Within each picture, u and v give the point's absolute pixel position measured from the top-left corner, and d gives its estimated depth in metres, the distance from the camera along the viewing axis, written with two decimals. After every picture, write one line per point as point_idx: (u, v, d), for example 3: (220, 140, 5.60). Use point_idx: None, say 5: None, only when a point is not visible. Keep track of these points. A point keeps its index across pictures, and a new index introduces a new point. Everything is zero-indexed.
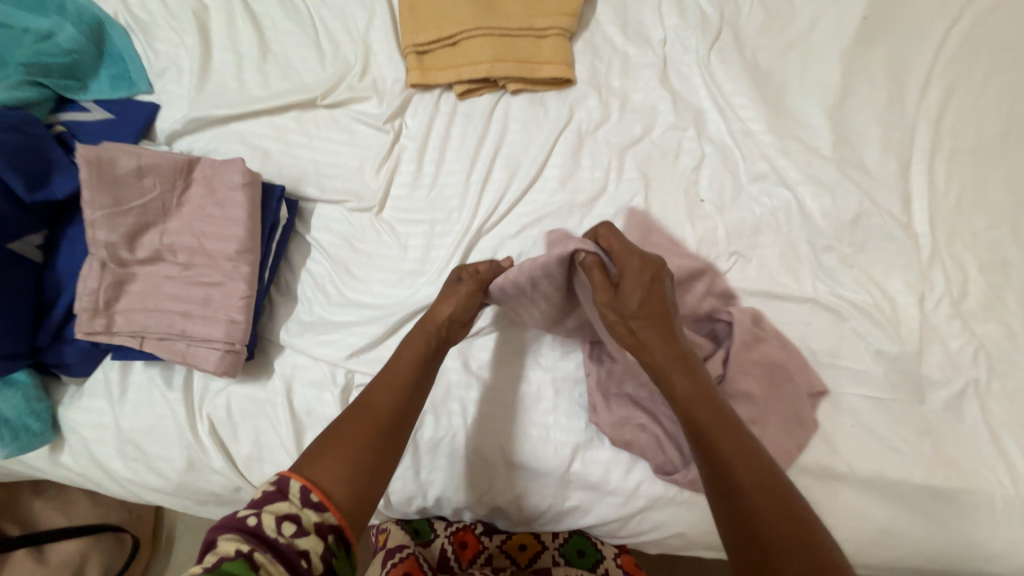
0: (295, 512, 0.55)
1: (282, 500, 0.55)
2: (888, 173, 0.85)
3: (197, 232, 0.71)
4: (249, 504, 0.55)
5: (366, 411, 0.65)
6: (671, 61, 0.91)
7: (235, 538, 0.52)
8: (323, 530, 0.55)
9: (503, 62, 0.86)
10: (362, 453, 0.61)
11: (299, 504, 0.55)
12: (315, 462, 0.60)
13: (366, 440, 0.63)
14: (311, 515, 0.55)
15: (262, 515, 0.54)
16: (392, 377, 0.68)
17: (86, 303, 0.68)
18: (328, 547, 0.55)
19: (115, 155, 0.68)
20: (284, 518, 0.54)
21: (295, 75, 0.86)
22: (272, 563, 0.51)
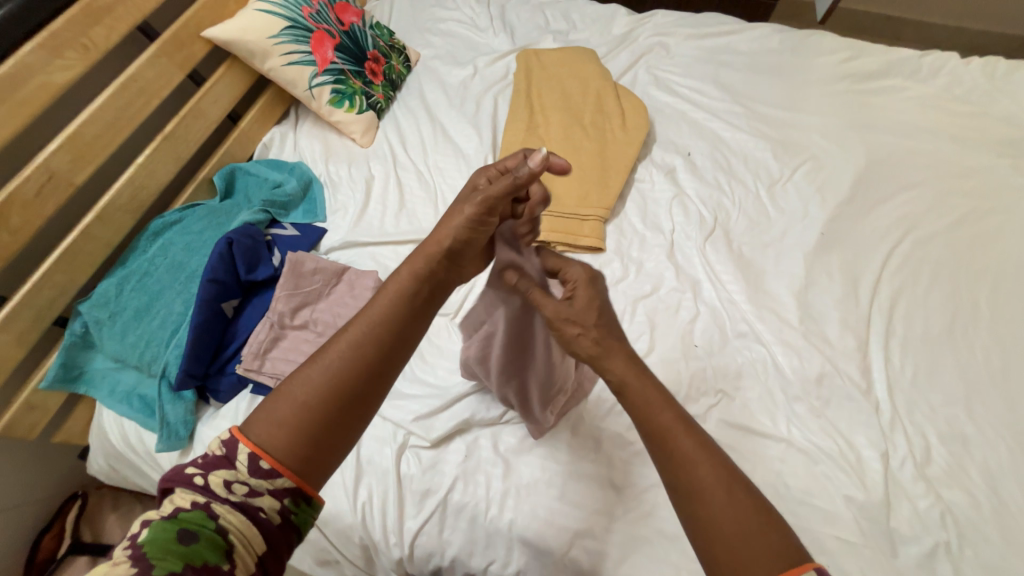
0: (245, 478, 0.55)
1: (230, 467, 0.55)
2: (846, 346, 1.08)
3: (335, 313, 1.05)
4: (199, 465, 0.56)
5: (323, 379, 0.60)
6: (677, 244, 1.26)
7: (189, 496, 0.53)
8: (278, 493, 0.55)
9: (556, 232, 1.25)
10: (318, 415, 0.58)
11: (250, 470, 0.54)
12: (267, 426, 0.57)
13: (323, 403, 0.58)
14: (262, 480, 0.55)
15: (210, 478, 0.55)
16: (356, 343, 0.63)
17: (253, 349, 1.00)
18: (286, 504, 0.55)
19: (304, 259, 1.07)
20: (234, 479, 0.54)
21: (417, 222, 1.29)
22: (229, 516, 0.53)
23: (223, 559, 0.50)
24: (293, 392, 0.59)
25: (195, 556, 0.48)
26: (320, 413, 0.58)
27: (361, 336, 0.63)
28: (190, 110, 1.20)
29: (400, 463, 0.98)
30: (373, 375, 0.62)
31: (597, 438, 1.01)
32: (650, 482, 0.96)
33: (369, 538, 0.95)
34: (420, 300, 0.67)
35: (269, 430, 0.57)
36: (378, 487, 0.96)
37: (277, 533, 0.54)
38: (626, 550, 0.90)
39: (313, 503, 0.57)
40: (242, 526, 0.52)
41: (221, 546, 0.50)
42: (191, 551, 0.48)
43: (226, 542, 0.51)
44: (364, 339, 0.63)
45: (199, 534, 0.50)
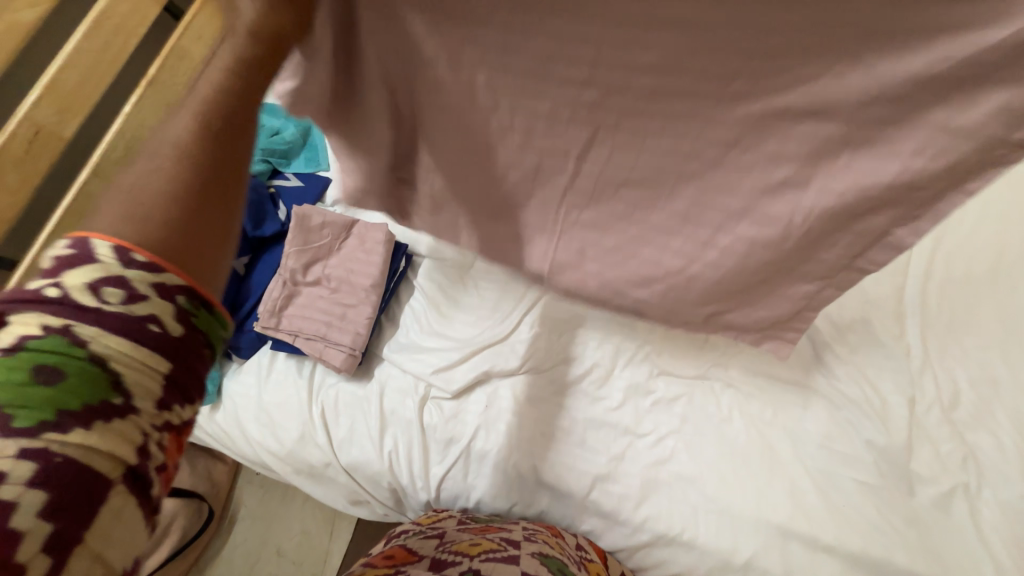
0: (117, 274, 0.36)
1: (88, 263, 0.36)
2: (880, 291, 1.03)
3: (347, 268, 1.02)
4: (43, 272, 0.37)
5: (171, 157, 0.40)
6: None
7: (32, 316, 0.35)
8: (166, 290, 0.38)
9: None
10: (180, 203, 0.39)
11: (119, 262, 0.36)
12: (111, 224, 0.38)
13: (171, 180, 0.40)
14: (140, 275, 0.37)
15: (65, 286, 0.36)
16: (190, 112, 0.42)
17: (268, 305, 0.99)
18: (182, 306, 0.38)
19: (310, 213, 1.02)
20: (102, 282, 0.36)
21: None
22: (100, 335, 0.35)
23: (115, 394, 0.35)
24: (136, 179, 0.40)
25: (62, 394, 0.33)
26: (175, 189, 0.40)
27: (199, 102, 0.42)
28: (173, 50, 1.10)
29: (422, 414, 1.00)
30: (235, 135, 0.42)
31: (618, 388, 1.01)
32: (670, 429, 0.97)
33: (398, 482, 0.99)
34: (264, 48, 0.43)
35: (121, 228, 0.38)
36: (402, 437, 0.99)
37: (183, 346, 0.38)
38: (647, 490, 0.93)
39: (218, 307, 0.41)
40: (125, 345, 0.36)
41: (98, 375, 0.34)
42: (58, 388, 0.33)
43: (108, 370, 0.35)
44: (204, 99, 0.42)
45: (62, 366, 0.34)
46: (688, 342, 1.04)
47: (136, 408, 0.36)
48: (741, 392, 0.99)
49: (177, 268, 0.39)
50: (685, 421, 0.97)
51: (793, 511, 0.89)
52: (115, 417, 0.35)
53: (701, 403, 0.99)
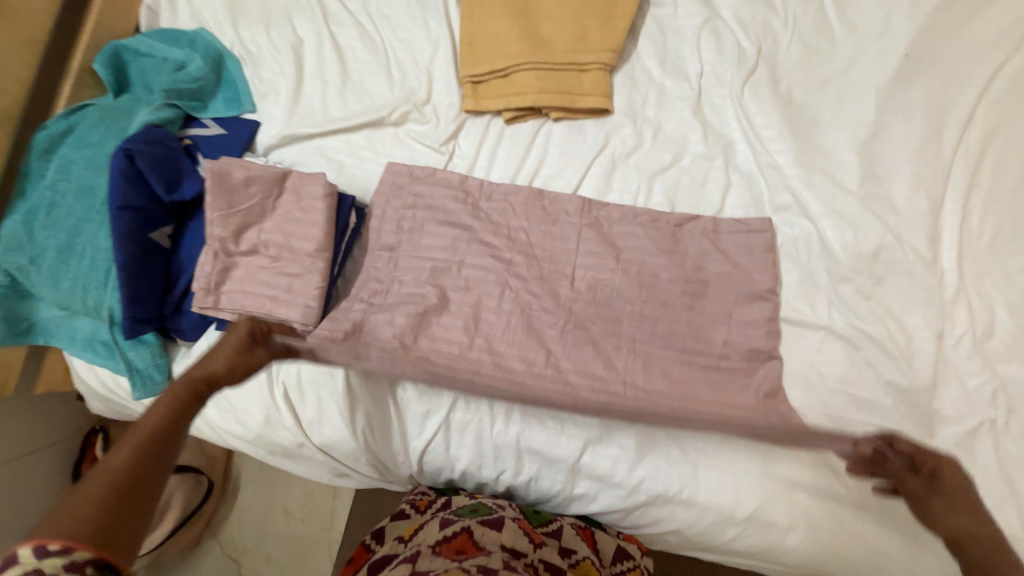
0: (37, 567, 0.48)
1: (17, 564, 0.48)
2: (913, 211, 0.87)
3: (286, 232, 0.87)
4: None
5: (107, 463, 0.57)
6: (705, 92, 0.96)
7: None
8: (74, 564, 0.48)
9: (548, 94, 0.95)
10: (108, 491, 0.54)
11: (36, 558, 0.48)
12: (47, 522, 0.51)
13: (107, 482, 0.55)
14: (54, 560, 0.48)
15: None
16: (133, 430, 0.61)
17: (201, 283, 0.85)
18: (88, 572, 0.48)
19: (230, 168, 0.84)
20: (25, 575, 0.47)
21: (369, 99, 1.01)
22: None
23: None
24: (62, 500, 0.53)
25: None
26: (103, 499, 0.53)
27: (136, 434, 0.60)
28: None
29: (398, 386, 0.91)
30: (169, 445, 0.61)
31: None
32: None
33: (378, 458, 0.93)
34: (190, 395, 0.68)
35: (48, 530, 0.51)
36: (375, 411, 0.90)
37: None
38: (643, 451, 0.86)
39: (123, 566, 0.51)
40: None
41: None
42: None
43: None
44: (144, 429, 0.61)
45: None
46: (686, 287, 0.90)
47: None
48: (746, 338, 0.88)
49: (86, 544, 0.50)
50: None
51: (800, 461, 0.83)
52: None
53: None
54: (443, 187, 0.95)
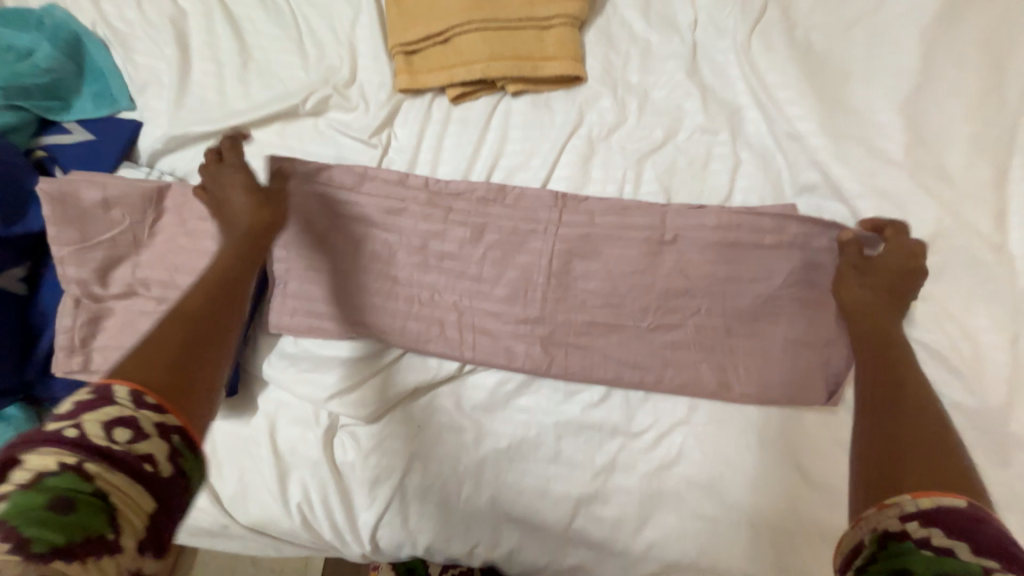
0: (127, 415, 0.41)
1: (109, 403, 0.41)
2: (976, 182, 0.68)
3: (168, 266, 0.66)
4: (59, 416, 0.41)
5: (184, 321, 0.50)
6: (702, 46, 0.75)
7: (52, 450, 0.38)
8: (167, 429, 0.42)
9: (501, 61, 0.74)
10: (188, 350, 0.48)
11: (131, 408, 0.41)
12: (129, 366, 0.44)
13: (188, 337, 0.48)
14: (149, 416, 0.42)
15: (83, 424, 0.40)
16: (207, 284, 0.54)
17: (63, 340, 0.65)
18: (176, 446, 0.42)
19: (79, 188, 0.63)
20: (114, 423, 0.40)
21: (277, 83, 0.80)
22: (109, 475, 0.39)
23: (107, 529, 0.37)
24: (144, 347, 0.46)
25: (75, 528, 0.36)
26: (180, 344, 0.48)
27: (211, 288, 0.54)
28: None
29: (332, 451, 0.72)
30: (237, 310, 0.55)
31: None
32: (676, 420, 0.70)
33: (321, 539, 0.74)
34: (255, 250, 0.60)
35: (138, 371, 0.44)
36: (311, 481, 0.72)
37: (174, 482, 0.42)
38: (648, 508, 0.68)
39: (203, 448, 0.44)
40: (126, 485, 0.39)
41: (99, 513, 0.37)
42: (71, 521, 0.36)
43: (109, 505, 0.38)
44: (212, 280, 0.55)
45: (73, 500, 0.37)
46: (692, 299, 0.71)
47: (122, 547, 0.38)
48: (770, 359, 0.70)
49: (177, 411, 0.44)
50: (694, 407, 0.70)
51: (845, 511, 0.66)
52: (104, 555, 0.37)
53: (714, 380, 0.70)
54: (386, 177, 0.74)
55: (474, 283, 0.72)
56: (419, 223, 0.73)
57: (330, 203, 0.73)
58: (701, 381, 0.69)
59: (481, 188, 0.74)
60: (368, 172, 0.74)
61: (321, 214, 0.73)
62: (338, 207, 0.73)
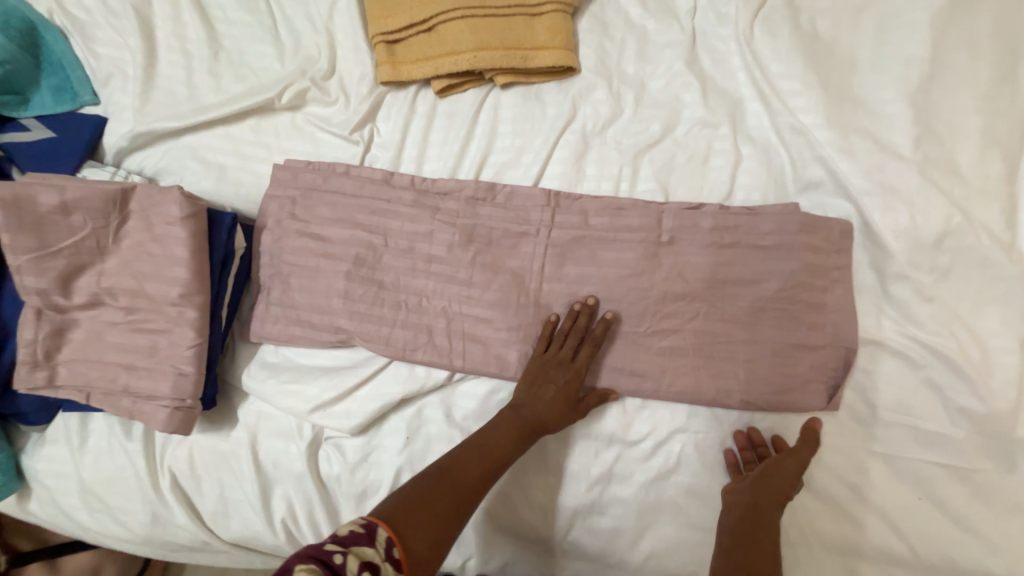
0: (378, 563, 0.48)
1: (369, 544, 0.49)
2: (986, 178, 0.65)
3: (137, 274, 0.62)
4: (335, 534, 0.49)
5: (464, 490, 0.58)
6: (702, 35, 0.71)
7: (313, 568, 0.44)
8: None
9: (489, 50, 0.69)
10: (447, 510, 0.56)
11: (383, 558, 0.49)
12: (406, 512, 0.54)
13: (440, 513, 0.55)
14: (389, 571, 0.49)
15: (348, 553, 0.47)
16: (476, 444, 0.62)
17: (24, 355, 0.61)
18: None
19: (34, 191, 0.58)
20: (368, 563, 0.47)
21: (251, 75, 0.75)
22: None
23: None
24: (418, 486, 0.57)
25: None
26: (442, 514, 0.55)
27: (490, 453, 0.61)
28: None
29: (317, 464, 0.69)
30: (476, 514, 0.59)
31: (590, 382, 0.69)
32: (674, 427, 0.67)
33: None
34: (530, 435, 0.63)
35: (404, 515, 0.54)
36: (296, 495, 0.69)
37: None
38: (646, 519, 0.66)
39: None
40: None
41: None
42: None
43: None
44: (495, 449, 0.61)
45: None
46: None
47: None
48: None
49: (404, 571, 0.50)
50: (693, 413, 0.67)
51: (843, 515, 0.65)
52: None
53: None
54: (375, 177, 0.71)
55: (463, 287, 0.69)
56: (408, 223, 0.70)
57: (316, 204, 0.70)
58: (701, 389, 0.66)
59: (473, 189, 0.70)
60: (354, 170, 0.72)
61: (307, 218, 0.70)
62: (323, 208, 0.70)
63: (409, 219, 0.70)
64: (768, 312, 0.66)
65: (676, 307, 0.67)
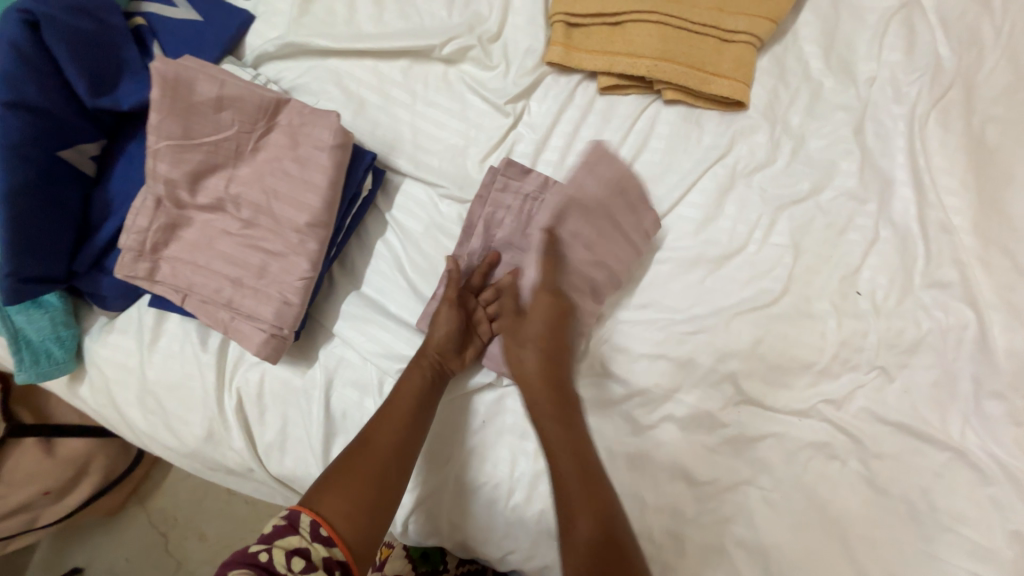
0: (305, 547, 0.52)
1: (294, 533, 0.53)
2: None
3: (268, 189, 0.59)
4: (261, 538, 0.53)
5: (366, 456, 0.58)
6: (873, 108, 0.70)
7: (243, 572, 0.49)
8: (331, 565, 0.52)
9: (669, 63, 0.67)
10: (364, 479, 0.56)
11: (309, 540, 0.53)
12: (322, 490, 0.56)
13: (359, 489, 0.56)
14: (320, 550, 0.52)
15: (272, 551, 0.51)
16: (390, 414, 0.61)
17: (132, 241, 0.58)
18: None
19: (194, 77, 0.55)
20: (293, 552, 0.51)
21: (415, 16, 0.71)
22: None
23: None
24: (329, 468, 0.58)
25: None
26: (355, 488, 0.56)
27: (393, 412, 0.61)
28: None
29: None
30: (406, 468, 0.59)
31: (672, 414, 0.69)
32: (741, 478, 0.68)
33: None
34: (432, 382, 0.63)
35: (333, 501, 0.55)
36: None
37: None
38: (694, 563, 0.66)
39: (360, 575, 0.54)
40: None
41: None
42: None
43: None
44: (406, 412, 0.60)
45: None
46: (792, 365, 0.68)
47: None
48: (851, 441, 0.67)
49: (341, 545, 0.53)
50: (763, 471, 0.68)
51: None
52: None
53: (792, 449, 0.68)
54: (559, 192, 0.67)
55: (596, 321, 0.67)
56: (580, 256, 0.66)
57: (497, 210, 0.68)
58: (776, 446, 0.68)
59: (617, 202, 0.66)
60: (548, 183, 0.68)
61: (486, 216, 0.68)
62: (502, 211, 0.68)
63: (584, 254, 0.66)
64: (858, 394, 0.68)
65: (775, 365, 0.68)
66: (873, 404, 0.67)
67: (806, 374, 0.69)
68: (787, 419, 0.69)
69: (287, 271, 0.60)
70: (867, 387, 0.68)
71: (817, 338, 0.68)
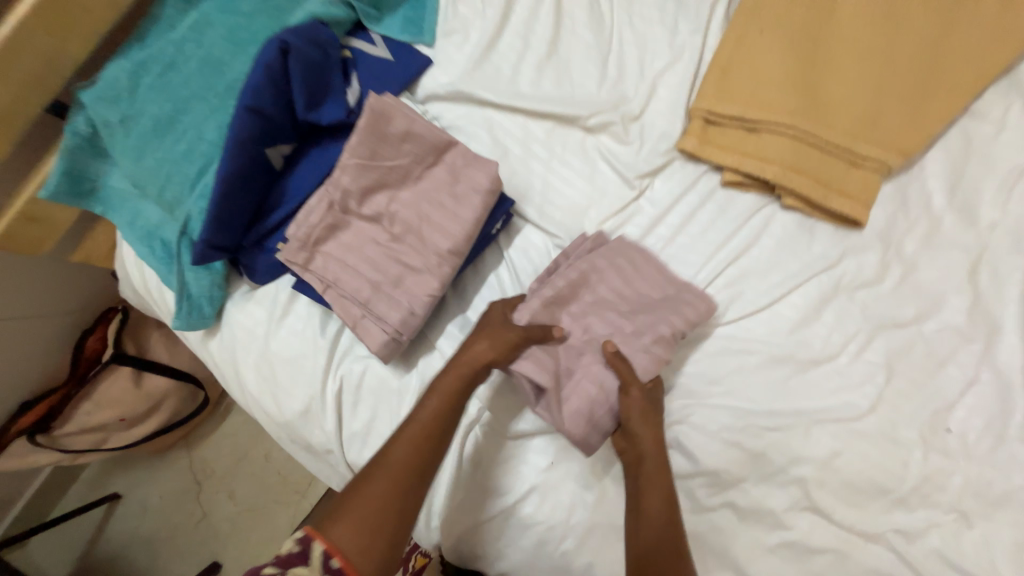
0: None
1: (307, 562, 0.53)
2: None
3: (421, 214, 0.68)
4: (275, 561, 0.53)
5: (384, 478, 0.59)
6: (991, 252, 0.72)
7: None
8: None
9: (797, 173, 0.72)
10: (378, 501, 0.57)
11: (320, 570, 0.53)
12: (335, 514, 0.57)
13: (374, 510, 0.57)
14: None
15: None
16: (409, 437, 0.62)
17: (300, 233, 0.68)
18: None
19: (392, 111, 0.65)
20: None
21: (569, 86, 0.80)
22: None
23: None
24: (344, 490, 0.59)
25: None
26: (370, 509, 0.57)
27: (412, 433, 0.62)
28: None
29: None
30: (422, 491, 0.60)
31: (736, 504, 0.69)
32: None
33: None
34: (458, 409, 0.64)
35: (346, 527, 0.56)
36: None
37: None
38: None
39: None
40: None
41: None
42: None
43: None
44: (418, 434, 0.62)
45: None
46: (867, 486, 0.68)
47: None
48: None
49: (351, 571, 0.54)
50: None
51: None
52: None
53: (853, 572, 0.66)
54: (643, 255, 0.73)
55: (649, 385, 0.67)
56: (659, 325, 0.68)
57: (585, 266, 0.71)
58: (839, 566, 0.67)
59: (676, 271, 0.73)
60: (638, 248, 0.73)
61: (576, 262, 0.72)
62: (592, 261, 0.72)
63: (663, 323, 0.69)
64: (933, 533, 0.66)
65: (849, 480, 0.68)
66: (948, 547, 0.66)
67: (881, 498, 0.68)
68: (854, 540, 0.67)
69: (420, 287, 0.67)
70: (944, 528, 0.66)
71: (898, 464, 0.68)
